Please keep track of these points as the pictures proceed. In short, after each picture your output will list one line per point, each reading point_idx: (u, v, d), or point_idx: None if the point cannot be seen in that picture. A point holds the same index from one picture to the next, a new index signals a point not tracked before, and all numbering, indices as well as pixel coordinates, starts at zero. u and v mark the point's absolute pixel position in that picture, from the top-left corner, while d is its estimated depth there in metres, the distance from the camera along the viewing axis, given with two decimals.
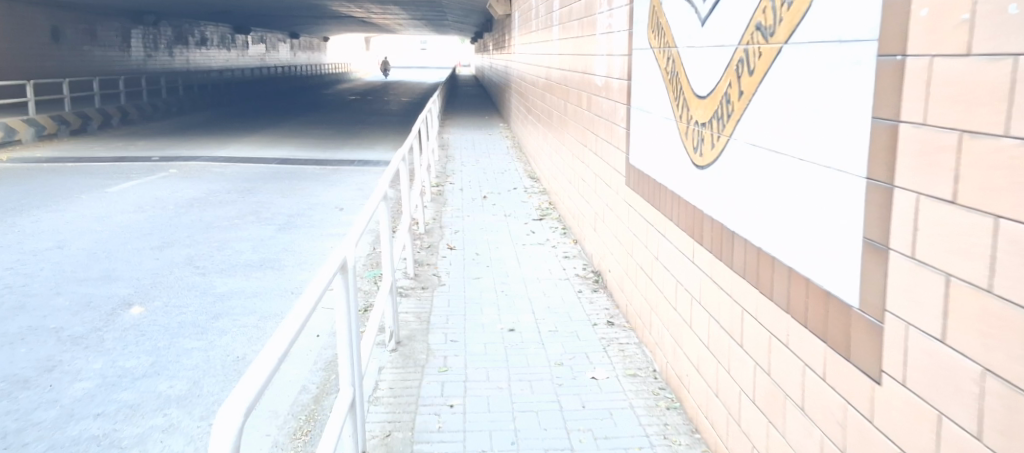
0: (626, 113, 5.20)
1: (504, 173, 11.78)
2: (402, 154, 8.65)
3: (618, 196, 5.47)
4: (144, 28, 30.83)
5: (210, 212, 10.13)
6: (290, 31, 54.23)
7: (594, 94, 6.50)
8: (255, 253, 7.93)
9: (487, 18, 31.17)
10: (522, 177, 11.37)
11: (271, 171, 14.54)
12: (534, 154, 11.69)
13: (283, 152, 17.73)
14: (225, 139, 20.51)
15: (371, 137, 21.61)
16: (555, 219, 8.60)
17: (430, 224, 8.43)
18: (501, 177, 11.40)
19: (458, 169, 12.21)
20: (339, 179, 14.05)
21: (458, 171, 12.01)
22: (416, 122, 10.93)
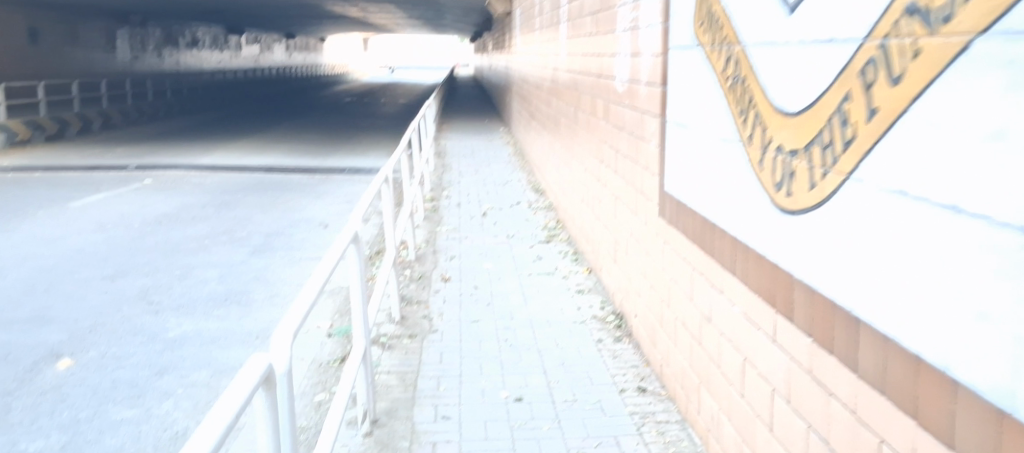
0: (657, 126, 4.24)
1: (507, 185, 10.80)
2: (388, 167, 7.68)
3: (647, 227, 4.51)
4: (131, 29, 29.88)
5: (180, 230, 9.23)
6: (286, 32, 53.32)
7: (612, 101, 5.53)
8: (222, 283, 7.02)
9: (486, 17, 30.22)
10: (526, 190, 10.40)
11: (254, 182, 13.63)
12: (539, 164, 10.72)
13: (270, 159, 16.83)
14: (211, 146, 19.59)
15: (366, 143, 20.66)
16: (564, 241, 7.65)
17: (422, 248, 7.46)
18: (502, 190, 10.43)
19: (455, 181, 11.22)
20: (327, 190, 13.14)
21: (456, 183, 11.03)
22: (410, 128, 9.93)
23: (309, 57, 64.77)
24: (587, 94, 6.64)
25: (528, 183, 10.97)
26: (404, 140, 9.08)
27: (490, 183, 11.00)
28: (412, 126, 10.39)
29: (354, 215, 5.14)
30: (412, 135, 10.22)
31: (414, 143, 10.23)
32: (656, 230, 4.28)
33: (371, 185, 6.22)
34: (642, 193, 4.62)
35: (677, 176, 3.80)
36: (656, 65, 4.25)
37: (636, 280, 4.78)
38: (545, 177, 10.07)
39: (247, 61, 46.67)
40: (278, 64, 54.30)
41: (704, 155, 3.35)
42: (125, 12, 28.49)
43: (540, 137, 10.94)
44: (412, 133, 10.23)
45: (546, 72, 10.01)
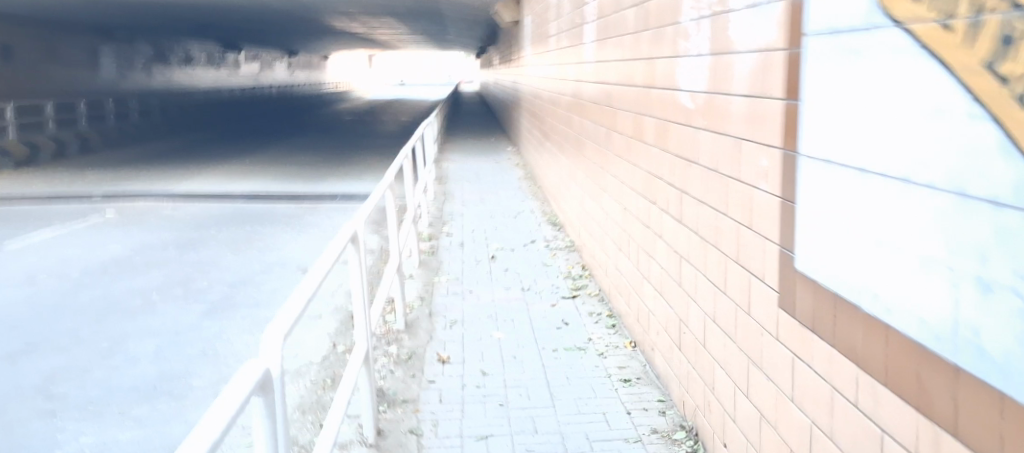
0: (768, 162, 2.70)
1: (518, 219, 9.22)
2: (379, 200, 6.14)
3: (746, 319, 2.95)
4: (118, 46, 28.59)
5: (127, 280, 7.77)
6: (287, 48, 52.21)
7: (672, 121, 4.00)
8: (155, 361, 5.52)
9: (492, 30, 28.78)
10: (540, 225, 8.82)
11: (231, 215, 12.17)
12: (556, 194, 9.17)
13: (256, 185, 15.41)
14: (195, 170, 18.16)
15: (364, 164, 19.19)
16: (596, 297, 6.09)
17: (414, 309, 5.89)
18: (514, 224, 8.91)
19: (458, 212, 9.64)
20: (313, 222, 11.69)
21: (458, 215, 9.47)
22: (404, 150, 8.40)
23: (311, 74, 63.54)
24: (627, 111, 5.15)
25: (544, 215, 9.41)
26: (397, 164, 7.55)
27: (498, 216, 9.44)
28: (407, 146, 8.88)
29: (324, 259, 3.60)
30: (407, 159, 8.69)
31: (409, 170, 8.69)
32: (764, 321, 2.75)
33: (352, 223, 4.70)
34: (730, 259, 3.10)
35: (823, 245, 2.25)
36: (765, 63, 2.70)
37: (723, 387, 3.26)
38: (564, 208, 8.53)
39: (245, 78, 45.40)
40: (279, 81, 53.08)
41: (905, 222, 1.82)
42: (112, 27, 27.17)
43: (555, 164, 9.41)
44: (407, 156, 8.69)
45: (566, 85, 8.46)
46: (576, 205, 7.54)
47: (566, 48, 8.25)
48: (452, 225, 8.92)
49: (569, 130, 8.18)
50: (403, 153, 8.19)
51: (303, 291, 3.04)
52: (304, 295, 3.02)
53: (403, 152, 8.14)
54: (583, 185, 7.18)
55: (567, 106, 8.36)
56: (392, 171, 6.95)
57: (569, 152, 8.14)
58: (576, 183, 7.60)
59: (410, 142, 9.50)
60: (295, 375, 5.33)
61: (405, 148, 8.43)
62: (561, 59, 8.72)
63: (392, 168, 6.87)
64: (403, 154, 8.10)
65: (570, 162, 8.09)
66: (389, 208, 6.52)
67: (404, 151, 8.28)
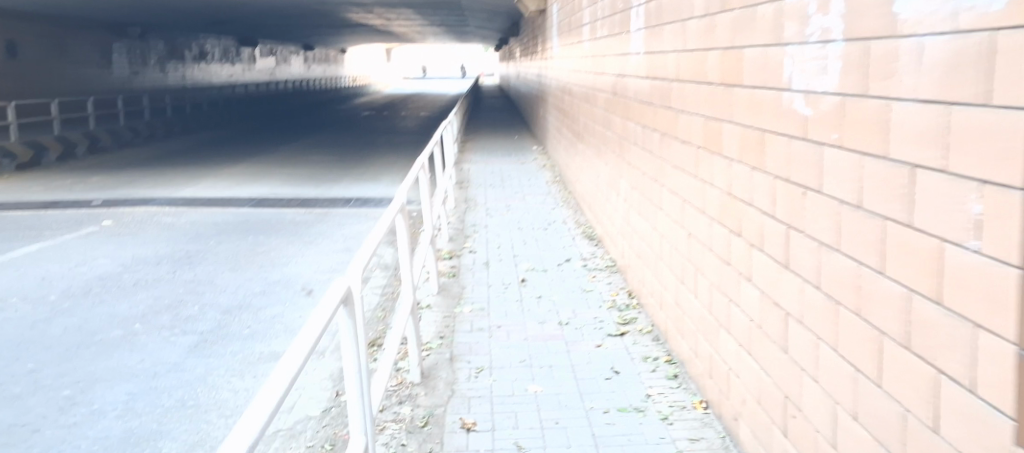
0: (979, 206, 1.74)
1: (548, 233, 8.25)
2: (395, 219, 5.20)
3: (928, 435, 1.98)
4: (130, 42, 27.90)
5: (109, 305, 6.91)
6: (304, 43, 51.52)
7: (770, 132, 3.04)
8: (124, 414, 4.62)
9: (514, 21, 27.85)
10: (575, 241, 7.86)
11: (236, 223, 11.31)
12: (593, 204, 8.20)
13: (266, 188, 14.60)
14: (204, 172, 17.37)
15: (381, 165, 18.31)
16: (648, 335, 5.17)
17: (432, 353, 4.97)
18: (545, 238, 8.00)
19: (481, 225, 8.69)
20: (324, 230, 10.85)
21: (483, 227, 8.52)
22: (421, 155, 7.46)
23: (329, 69, 62.84)
24: (693, 115, 4.17)
25: (579, 228, 8.43)
26: (412, 174, 6.61)
27: (526, 228, 8.48)
28: (425, 150, 7.96)
29: (323, 310, 2.67)
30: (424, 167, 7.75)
31: (426, 179, 7.75)
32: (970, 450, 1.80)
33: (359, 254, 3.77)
34: (887, 338, 2.17)
35: None
36: (982, 52, 1.70)
37: None
38: (601, 221, 7.62)
39: (262, 74, 44.72)
40: (296, 76, 52.43)
41: None
42: (123, 22, 26.46)
43: (591, 168, 8.43)
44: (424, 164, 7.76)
45: (604, 81, 7.47)
46: (620, 219, 6.56)
47: (605, 38, 7.32)
48: (476, 238, 8.01)
49: (609, 132, 7.18)
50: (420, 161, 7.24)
51: (277, 377, 2.08)
52: (279, 384, 2.05)
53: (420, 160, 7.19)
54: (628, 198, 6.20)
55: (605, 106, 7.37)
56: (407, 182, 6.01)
57: (609, 158, 7.15)
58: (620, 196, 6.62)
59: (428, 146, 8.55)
60: (289, 435, 4.41)
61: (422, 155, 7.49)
62: (598, 52, 7.73)
63: (408, 179, 5.94)
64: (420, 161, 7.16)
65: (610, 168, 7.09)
66: (403, 224, 5.60)
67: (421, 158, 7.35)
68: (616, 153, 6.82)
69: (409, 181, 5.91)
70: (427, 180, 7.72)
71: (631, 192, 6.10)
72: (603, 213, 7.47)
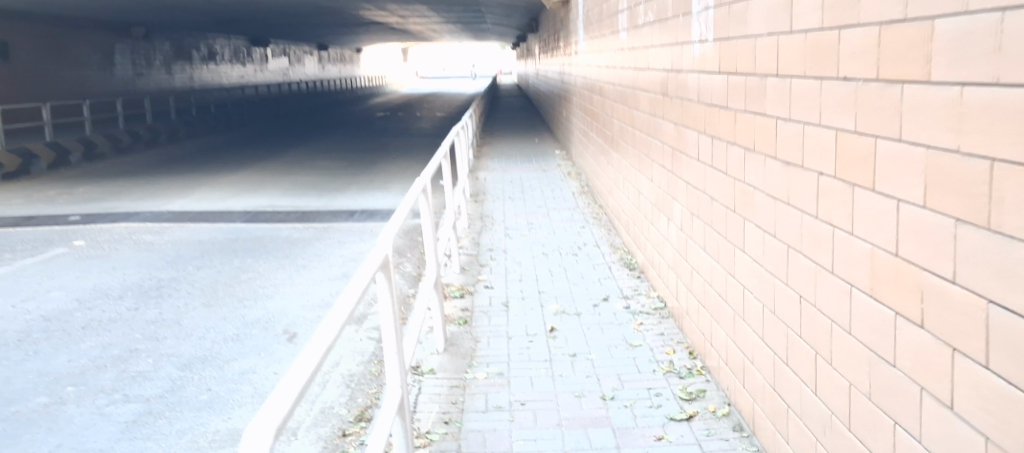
0: None
1: (580, 260, 6.94)
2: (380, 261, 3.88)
3: None
4: (134, 42, 26.91)
5: (44, 357, 5.65)
6: (318, 42, 50.51)
7: (1012, 165, 1.74)
8: None
9: (534, 17, 26.67)
10: (613, 272, 6.54)
11: (223, 243, 10.08)
12: (633, 226, 6.88)
13: (263, 199, 13.44)
14: (202, 180, 16.19)
15: (391, 171, 17.10)
16: (727, 421, 3.83)
17: (432, 448, 3.66)
18: (578, 268, 6.68)
19: (499, 249, 7.38)
20: (321, 250, 9.64)
21: (500, 253, 7.22)
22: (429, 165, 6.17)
23: (344, 70, 61.72)
24: (813, 124, 2.86)
25: (616, 253, 7.11)
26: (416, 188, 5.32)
27: (552, 254, 7.17)
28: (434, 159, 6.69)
29: None
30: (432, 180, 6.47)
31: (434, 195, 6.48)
32: None
33: (311, 344, 2.40)
34: None
35: None
36: None
37: None
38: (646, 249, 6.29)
39: (275, 75, 43.65)
40: (310, 77, 51.40)
41: None
42: (126, 22, 25.47)
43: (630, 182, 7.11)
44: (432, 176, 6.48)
45: (650, 79, 6.17)
46: (673, 250, 5.26)
47: (650, 27, 6.08)
48: (492, 269, 6.70)
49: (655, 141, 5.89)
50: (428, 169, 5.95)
51: None
52: None
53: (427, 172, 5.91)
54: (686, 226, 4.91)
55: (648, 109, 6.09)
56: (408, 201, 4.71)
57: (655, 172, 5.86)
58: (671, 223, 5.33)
59: (440, 153, 7.28)
60: None
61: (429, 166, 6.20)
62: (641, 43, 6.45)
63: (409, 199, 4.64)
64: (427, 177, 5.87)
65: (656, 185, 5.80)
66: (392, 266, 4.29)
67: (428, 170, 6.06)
68: (665, 167, 5.52)
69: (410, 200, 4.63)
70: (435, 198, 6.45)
71: (689, 217, 4.82)
72: (648, 238, 6.16)
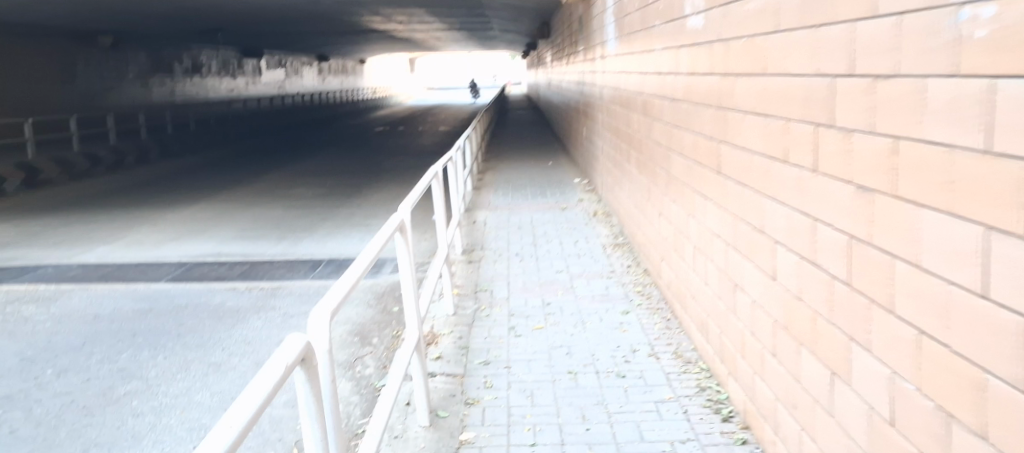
0: None
1: (626, 375, 4.54)
2: None
3: None
4: (104, 53, 24.38)
5: None
6: (319, 52, 47.95)
7: None
8: None
9: (545, 21, 24.07)
10: (677, 393, 4.24)
11: (124, 320, 7.42)
12: (712, 324, 4.45)
13: (211, 243, 10.84)
14: (150, 214, 13.53)
15: (378, 200, 14.49)
16: None
17: None
18: (640, 426, 3.90)
19: (504, 347, 5.06)
20: (252, 334, 7.03)
21: (504, 388, 4.43)
22: (380, 230, 3.63)
23: (347, 81, 59.04)
24: None
25: (684, 361, 4.70)
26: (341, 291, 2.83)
27: (577, 360, 4.81)
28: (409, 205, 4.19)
29: None
30: (404, 262, 3.99)
31: (409, 274, 4.01)
32: None
33: None
34: None
35: None
36: None
37: None
38: (771, 416, 3.48)
39: (269, 88, 41.00)
40: (310, 88, 48.85)
41: None
42: (92, 30, 22.96)
43: (700, 253, 4.70)
44: (402, 253, 3.99)
45: (762, 93, 3.52)
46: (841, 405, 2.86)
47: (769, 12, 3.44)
48: (489, 433, 3.92)
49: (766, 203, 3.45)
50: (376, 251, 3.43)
51: None
52: None
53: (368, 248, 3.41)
54: (884, 388, 2.49)
55: (755, 142, 3.60)
56: (280, 360, 2.19)
57: (766, 259, 3.47)
58: (818, 355, 2.94)
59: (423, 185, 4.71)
60: None
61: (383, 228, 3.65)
62: (731, 39, 3.98)
63: (272, 371, 2.11)
64: (375, 252, 3.38)
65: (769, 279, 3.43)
66: None
67: (382, 237, 3.57)
68: (801, 252, 3.05)
69: (272, 383, 2.08)
70: (410, 280, 4.02)
71: (896, 373, 2.43)
72: (781, 403, 3.35)
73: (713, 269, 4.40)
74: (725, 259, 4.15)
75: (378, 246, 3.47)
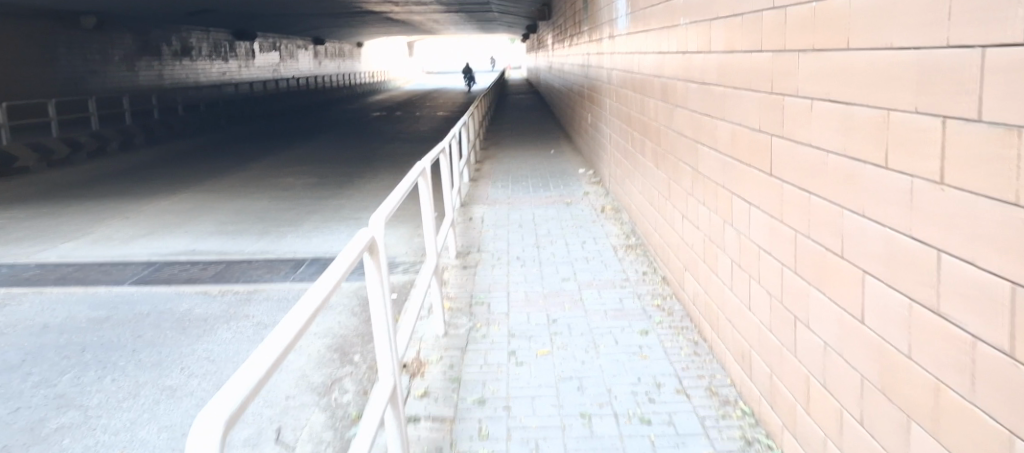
0: None
1: (652, 420, 3.74)
2: None
3: None
4: (87, 35, 23.44)
5: None
6: (314, 35, 46.88)
7: None
8: None
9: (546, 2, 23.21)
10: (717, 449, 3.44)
11: (74, 331, 6.59)
12: (759, 359, 3.63)
13: (186, 239, 10.01)
14: (127, 206, 12.70)
15: (370, 190, 13.66)
16: None
17: None
18: None
19: (503, 379, 4.25)
20: (217, 349, 6.21)
21: (503, 438, 3.62)
22: (333, 263, 2.78)
23: (344, 64, 57.99)
24: None
25: (721, 402, 3.89)
26: (242, 386, 2.04)
27: (592, 398, 4.00)
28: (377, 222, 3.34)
29: None
30: (374, 297, 3.13)
31: (379, 314, 3.16)
32: None
33: None
34: None
35: None
36: None
37: None
38: None
39: (262, 71, 39.97)
40: (306, 72, 47.82)
41: None
42: (73, 11, 22.01)
43: (742, 271, 3.87)
44: (370, 286, 3.13)
45: (839, 77, 2.69)
46: None
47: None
48: None
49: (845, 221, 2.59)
50: (321, 296, 2.61)
51: None
52: None
53: (307, 296, 2.58)
54: None
55: (829, 143, 2.73)
56: None
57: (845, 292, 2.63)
58: (941, 442, 2.13)
59: (401, 192, 3.85)
60: None
61: (337, 260, 2.81)
62: (791, 7, 3.14)
63: None
64: (317, 304, 2.54)
65: (853, 322, 2.59)
66: None
67: (339, 273, 2.73)
68: (918, 299, 2.21)
69: None
70: (380, 320, 3.18)
71: None
72: None
73: (761, 293, 3.56)
74: (780, 284, 3.32)
75: (328, 287, 2.64)
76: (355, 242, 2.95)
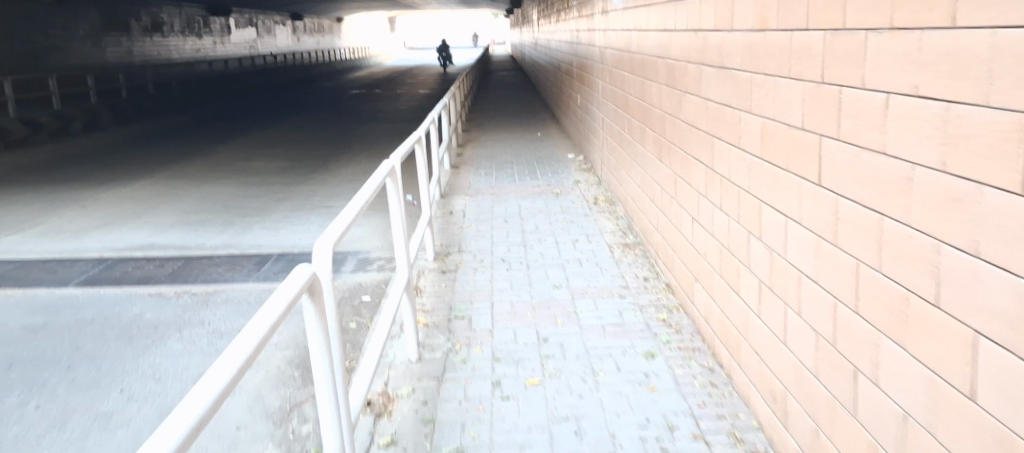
0: None
1: None
2: None
3: None
4: (49, 9, 22.34)
5: None
6: (292, 10, 45.61)
7: None
8: None
9: None
10: None
11: (3, 343, 5.83)
12: (798, 407, 2.98)
13: (143, 231, 9.23)
14: (84, 193, 11.86)
15: (345, 175, 12.89)
16: None
17: None
18: None
19: (487, 420, 3.58)
20: (162, 362, 5.49)
21: None
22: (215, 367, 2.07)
23: (323, 40, 56.67)
24: None
25: None
26: None
27: (592, 446, 3.35)
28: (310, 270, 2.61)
29: None
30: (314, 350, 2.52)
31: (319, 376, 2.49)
32: None
33: None
34: None
35: None
36: None
37: None
38: None
39: (238, 47, 38.79)
40: (284, 48, 46.57)
41: None
42: None
43: (775, 296, 3.21)
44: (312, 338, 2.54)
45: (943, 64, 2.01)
46: None
47: None
48: None
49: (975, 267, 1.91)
50: (199, 418, 1.86)
51: None
52: None
53: (173, 417, 1.80)
54: None
55: (932, 157, 2.05)
56: None
57: (965, 361, 1.96)
58: None
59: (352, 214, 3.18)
60: None
61: (227, 351, 2.05)
62: None
63: None
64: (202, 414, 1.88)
65: (980, 404, 1.92)
66: None
67: (221, 379, 1.94)
68: None
69: None
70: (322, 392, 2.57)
71: None
72: None
73: (803, 330, 2.91)
74: (832, 323, 2.67)
75: (207, 403, 1.85)
76: (249, 328, 2.17)
